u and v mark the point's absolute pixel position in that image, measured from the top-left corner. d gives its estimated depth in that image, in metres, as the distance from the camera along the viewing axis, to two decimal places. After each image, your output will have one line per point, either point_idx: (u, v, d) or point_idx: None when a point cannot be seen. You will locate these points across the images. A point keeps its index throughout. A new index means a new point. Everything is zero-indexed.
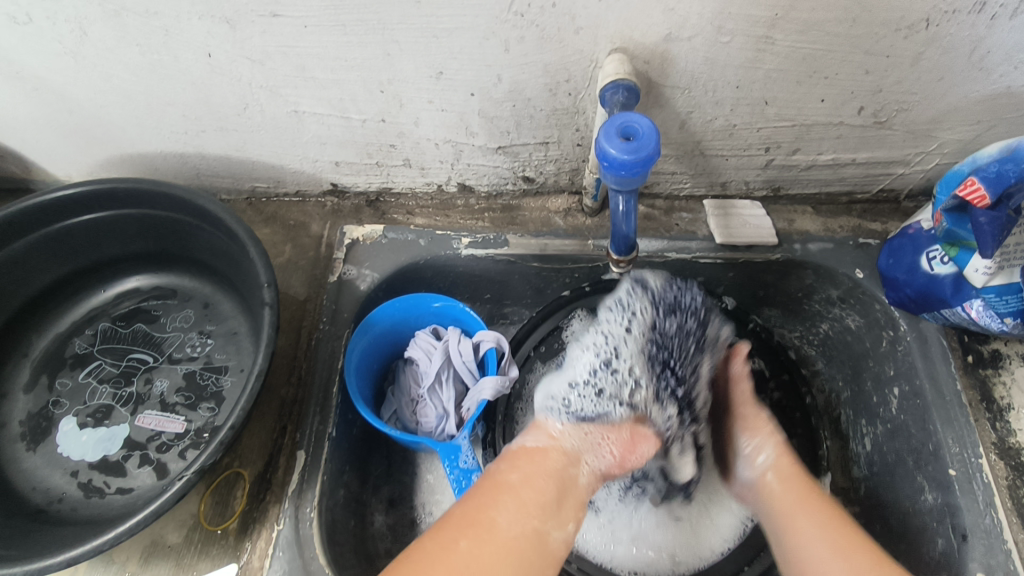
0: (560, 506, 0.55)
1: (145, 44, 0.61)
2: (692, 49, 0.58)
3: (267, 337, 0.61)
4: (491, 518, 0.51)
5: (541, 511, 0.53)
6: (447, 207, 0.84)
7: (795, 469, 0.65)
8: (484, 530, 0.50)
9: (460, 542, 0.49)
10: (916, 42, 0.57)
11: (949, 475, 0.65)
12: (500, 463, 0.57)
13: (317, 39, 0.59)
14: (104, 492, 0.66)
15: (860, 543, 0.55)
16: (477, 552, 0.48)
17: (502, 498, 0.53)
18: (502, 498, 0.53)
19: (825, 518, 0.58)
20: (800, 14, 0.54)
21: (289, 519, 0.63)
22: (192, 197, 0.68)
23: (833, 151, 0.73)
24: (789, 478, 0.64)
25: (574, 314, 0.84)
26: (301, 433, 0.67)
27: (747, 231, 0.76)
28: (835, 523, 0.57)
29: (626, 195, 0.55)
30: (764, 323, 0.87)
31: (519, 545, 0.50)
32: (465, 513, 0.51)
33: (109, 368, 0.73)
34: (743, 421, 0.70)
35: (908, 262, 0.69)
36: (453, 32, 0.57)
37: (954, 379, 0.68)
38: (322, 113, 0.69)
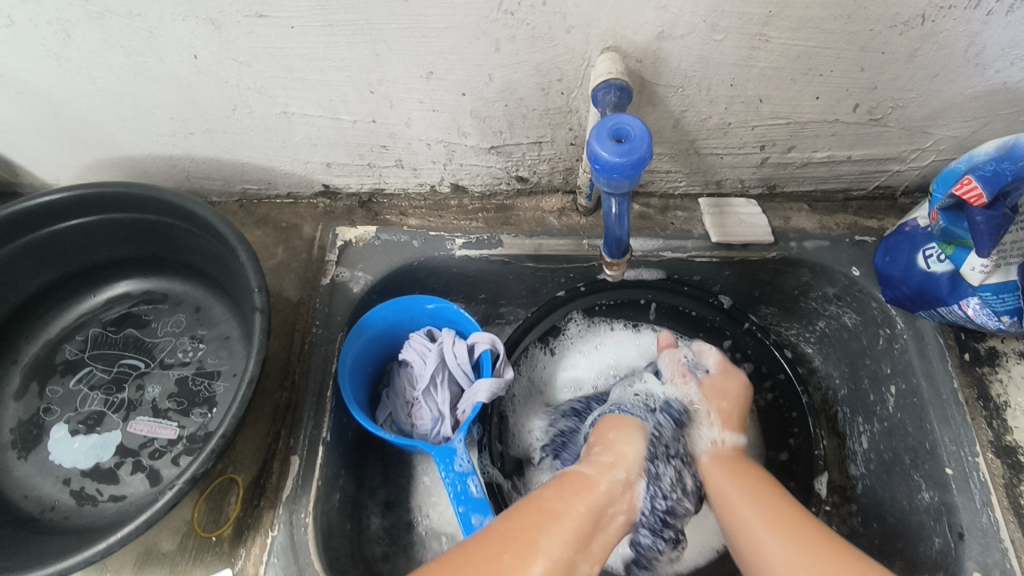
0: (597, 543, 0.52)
1: (130, 46, 0.60)
2: (685, 47, 0.57)
3: (259, 342, 0.61)
4: (534, 543, 0.49)
5: (579, 544, 0.51)
6: (440, 207, 0.83)
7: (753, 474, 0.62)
8: (526, 550, 0.48)
9: (504, 555, 0.47)
10: (911, 38, 0.56)
11: (947, 474, 0.65)
12: (547, 488, 0.55)
13: (305, 40, 0.58)
14: (97, 500, 0.65)
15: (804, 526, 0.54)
16: (519, 571, 0.47)
17: (547, 524, 0.51)
18: (547, 524, 0.51)
19: (797, 530, 0.54)
20: (795, 11, 0.53)
21: (283, 525, 0.63)
22: (181, 201, 0.67)
23: (828, 148, 0.72)
24: (741, 478, 0.61)
25: (571, 317, 0.84)
26: (295, 438, 0.67)
27: (743, 230, 0.76)
28: (802, 533, 0.53)
29: (619, 198, 0.54)
30: (761, 321, 0.88)
31: (553, 573, 0.48)
32: (510, 529, 0.50)
33: (99, 374, 0.73)
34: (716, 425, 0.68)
35: (905, 260, 0.69)
36: (443, 32, 0.56)
37: (951, 377, 0.68)
38: (311, 115, 0.68)
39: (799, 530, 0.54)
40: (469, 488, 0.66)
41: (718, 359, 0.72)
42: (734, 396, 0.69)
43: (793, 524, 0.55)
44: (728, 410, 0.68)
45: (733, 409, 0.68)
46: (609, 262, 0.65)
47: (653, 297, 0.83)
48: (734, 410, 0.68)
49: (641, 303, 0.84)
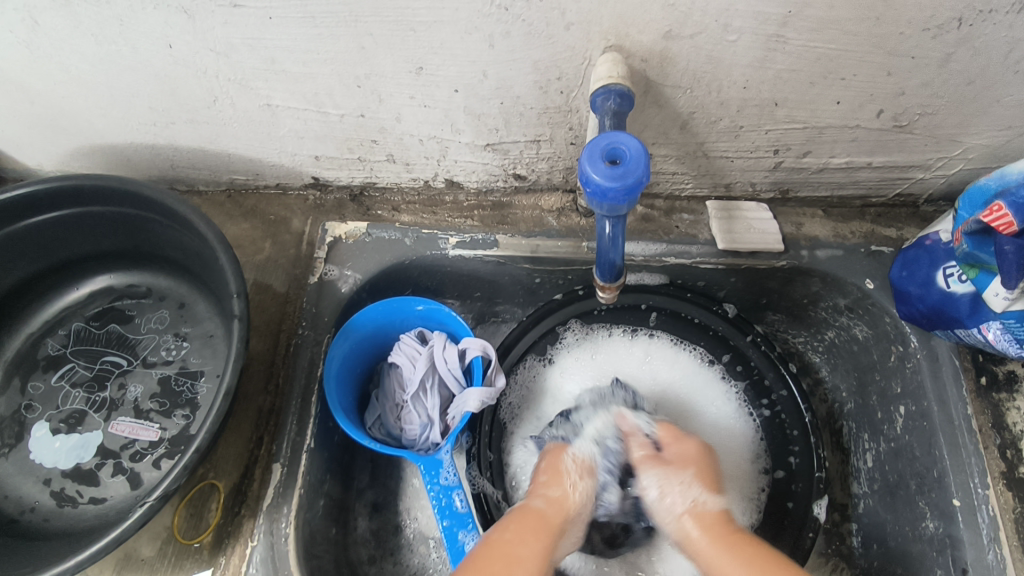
0: (552, 574, 0.54)
1: (100, 34, 0.56)
2: (694, 47, 0.52)
3: (236, 350, 0.58)
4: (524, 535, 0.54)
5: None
6: (434, 203, 0.79)
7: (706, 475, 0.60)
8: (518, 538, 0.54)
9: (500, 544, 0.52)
10: (946, 42, 0.51)
11: (953, 504, 0.62)
12: (505, 526, 0.55)
13: (284, 31, 0.54)
14: (77, 502, 0.64)
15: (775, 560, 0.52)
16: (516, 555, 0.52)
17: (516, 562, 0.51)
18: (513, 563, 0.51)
19: (748, 555, 0.53)
20: (816, 11, 0.48)
21: (263, 536, 0.62)
22: (159, 197, 0.64)
23: (847, 154, 0.67)
24: (713, 523, 0.57)
25: (568, 325, 0.80)
26: (276, 444, 0.65)
27: (752, 236, 0.72)
28: (752, 557, 0.53)
29: (613, 220, 0.51)
30: (769, 327, 0.84)
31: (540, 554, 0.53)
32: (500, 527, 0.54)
33: (81, 372, 0.71)
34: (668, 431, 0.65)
35: (923, 276, 0.64)
36: (431, 26, 0.52)
37: (965, 403, 0.65)
38: (296, 108, 0.64)
39: (754, 556, 0.53)
40: (454, 503, 0.65)
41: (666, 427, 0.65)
42: (694, 457, 0.62)
43: (746, 552, 0.53)
44: (694, 466, 0.61)
45: (705, 465, 0.61)
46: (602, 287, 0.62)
47: (655, 302, 0.79)
48: (702, 465, 0.61)
49: (642, 308, 0.80)
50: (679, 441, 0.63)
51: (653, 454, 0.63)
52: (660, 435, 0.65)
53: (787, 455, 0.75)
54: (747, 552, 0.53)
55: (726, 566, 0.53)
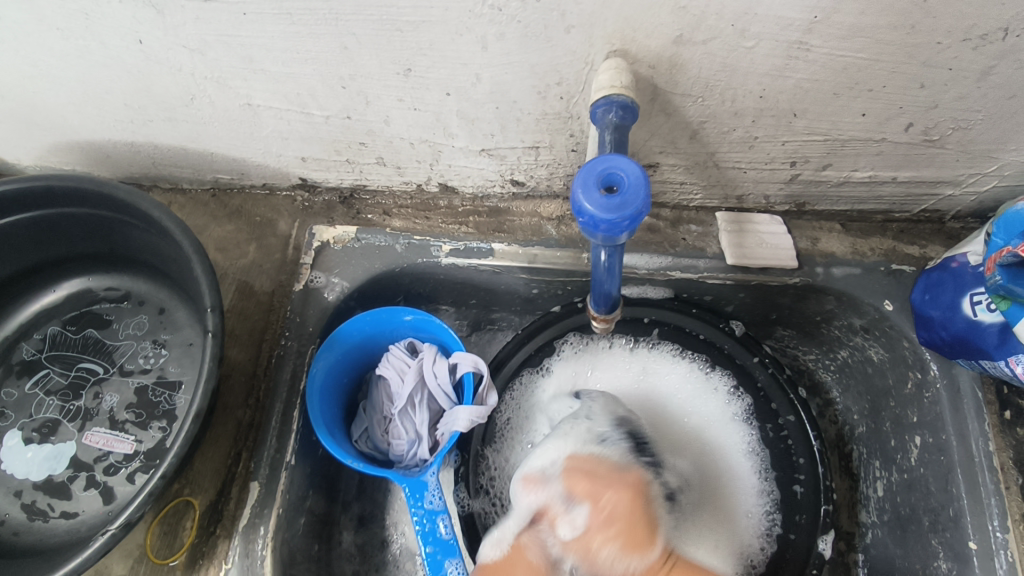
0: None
1: (65, 28, 0.52)
2: (707, 54, 0.48)
3: (209, 370, 0.55)
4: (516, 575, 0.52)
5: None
6: (427, 208, 0.75)
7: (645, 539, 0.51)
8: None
9: None
10: (987, 54, 0.47)
11: (969, 547, 0.59)
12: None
13: (260, 28, 0.50)
14: (48, 516, 0.62)
15: None
16: None
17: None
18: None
19: None
20: (845, 17, 0.44)
21: (237, 558, 0.59)
22: (132, 200, 0.60)
23: (870, 168, 0.63)
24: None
25: (565, 339, 0.76)
26: (254, 462, 0.62)
27: (763, 251, 0.67)
28: None
29: (611, 250, 0.50)
30: (777, 342, 0.78)
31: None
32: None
33: (57, 379, 0.68)
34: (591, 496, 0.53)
35: (948, 301, 0.60)
36: (419, 26, 0.48)
37: (987, 438, 0.60)
38: (279, 108, 0.60)
39: None
40: (438, 529, 0.63)
41: (582, 476, 0.55)
42: (623, 513, 0.52)
43: None
44: (623, 530, 0.51)
45: (631, 522, 0.51)
46: (597, 318, 0.61)
47: (656, 318, 0.75)
48: (632, 517, 0.52)
49: (644, 321, 0.75)
50: (615, 517, 0.52)
51: (591, 490, 0.54)
52: (576, 492, 0.54)
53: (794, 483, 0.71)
54: None
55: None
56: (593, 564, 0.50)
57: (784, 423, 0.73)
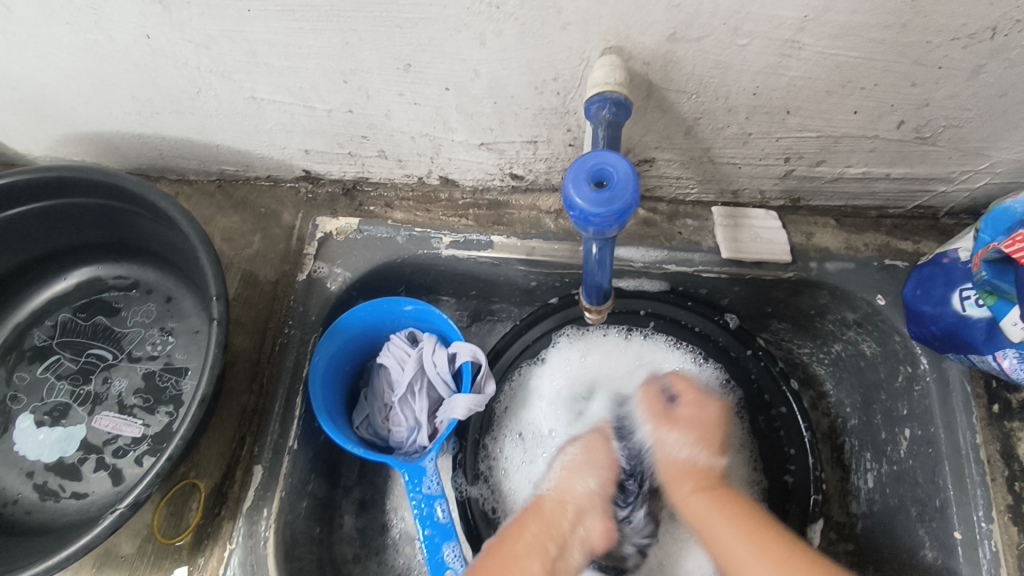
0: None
1: (74, 22, 0.54)
2: (701, 51, 0.49)
3: (214, 357, 0.57)
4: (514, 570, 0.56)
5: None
6: (428, 200, 0.76)
7: (701, 466, 0.63)
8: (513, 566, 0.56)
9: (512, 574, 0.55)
10: (977, 52, 0.48)
11: (954, 537, 0.60)
12: (510, 529, 0.60)
13: (265, 24, 0.51)
14: (59, 496, 0.64)
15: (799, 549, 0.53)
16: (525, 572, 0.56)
17: (514, 561, 0.56)
18: (513, 567, 0.56)
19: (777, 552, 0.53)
20: (835, 16, 0.45)
21: (242, 538, 0.61)
22: (140, 191, 0.62)
23: (864, 164, 0.64)
24: (700, 477, 0.62)
25: (562, 330, 0.77)
26: (258, 446, 0.64)
27: (758, 246, 0.68)
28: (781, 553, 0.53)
29: (601, 243, 0.51)
30: (773, 336, 0.79)
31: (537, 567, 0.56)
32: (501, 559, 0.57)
33: (66, 364, 0.70)
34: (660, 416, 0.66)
35: (938, 296, 0.61)
36: (419, 23, 0.49)
37: (974, 431, 0.61)
38: (282, 101, 0.62)
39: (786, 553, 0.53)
40: (435, 513, 0.65)
41: (690, 389, 0.67)
42: (710, 420, 0.66)
43: (753, 525, 0.56)
44: (704, 431, 0.64)
45: (709, 428, 0.65)
46: (589, 309, 0.62)
47: (653, 310, 0.76)
48: (711, 425, 0.65)
49: (641, 314, 0.76)
50: (701, 415, 0.65)
51: (665, 411, 0.66)
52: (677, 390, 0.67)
53: (784, 473, 0.73)
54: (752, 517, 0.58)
55: (712, 520, 0.58)
56: (665, 446, 0.64)
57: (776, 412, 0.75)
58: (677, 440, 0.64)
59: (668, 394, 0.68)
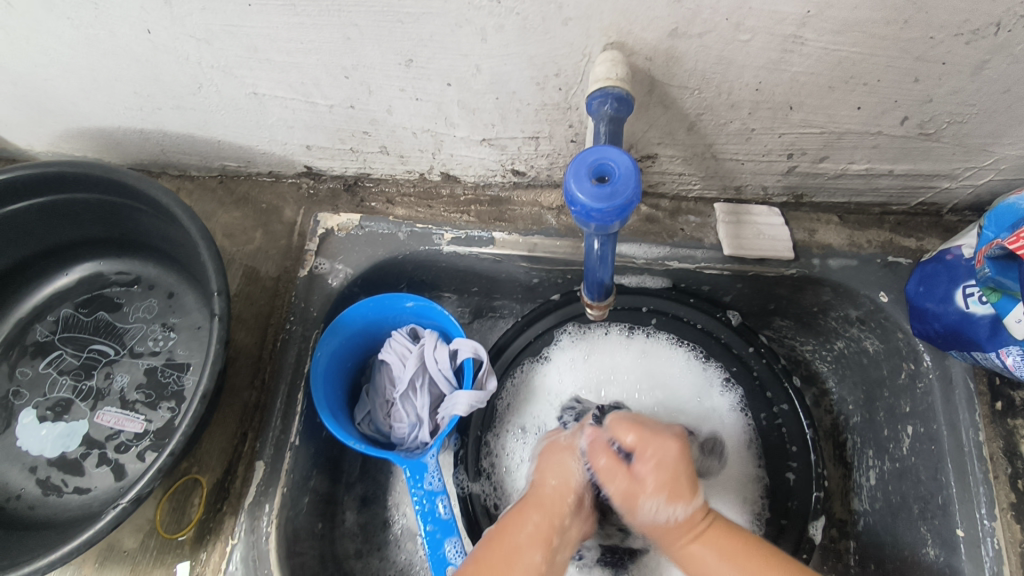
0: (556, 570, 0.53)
1: (75, 17, 0.54)
2: (703, 47, 0.49)
3: (215, 353, 0.57)
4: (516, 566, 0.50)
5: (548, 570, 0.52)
6: (430, 196, 0.76)
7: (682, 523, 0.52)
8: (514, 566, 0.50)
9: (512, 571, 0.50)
10: (981, 48, 0.48)
11: (957, 534, 0.60)
12: (509, 517, 0.55)
13: (265, 19, 0.51)
14: (62, 491, 0.64)
15: None
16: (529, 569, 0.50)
17: (518, 553, 0.51)
18: (517, 561, 0.51)
19: None
20: (838, 12, 0.45)
21: (244, 534, 0.61)
22: (141, 186, 0.62)
23: (867, 161, 0.63)
24: (693, 522, 0.53)
25: (563, 328, 0.77)
26: (261, 442, 0.64)
27: (760, 242, 0.68)
28: None
29: (603, 239, 0.51)
30: (775, 333, 0.79)
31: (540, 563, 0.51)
32: (495, 559, 0.51)
33: (69, 359, 0.70)
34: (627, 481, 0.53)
35: (941, 293, 0.61)
36: (420, 18, 0.49)
37: (977, 428, 0.61)
38: (283, 97, 0.62)
39: None
40: (437, 509, 0.65)
41: (633, 434, 0.54)
42: (676, 465, 0.53)
43: (762, 569, 0.49)
44: (669, 486, 0.52)
45: (677, 475, 0.52)
46: (591, 305, 0.62)
47: (655, 307, 0.76)
48: (678, 477, 0.52)
49: (643, 310, 0.76)
50: (664, 466, 0.52)
51: (621, 465, 0.54)
52: (627, 442, 0.55)
53: (787, 471, 0.73)
54: (763, 569, 0.49)
55: (715, 573, 0.51)
56: (639, 512, 0.53)
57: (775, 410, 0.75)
58: (654, 506, 0.52)
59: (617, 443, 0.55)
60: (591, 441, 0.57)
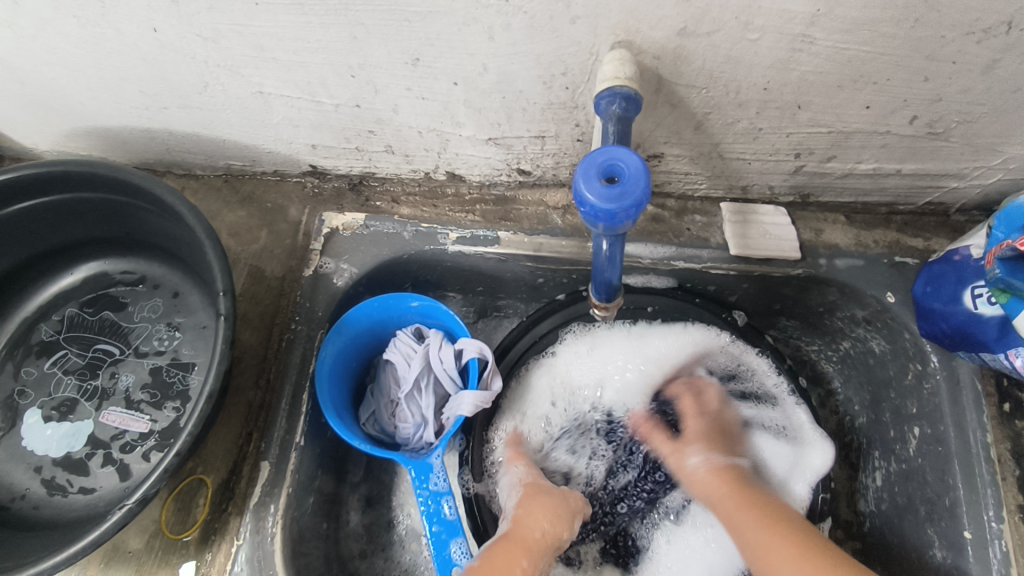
0: None
1: (82, 16, 0.54)
2: (711, 46, 0.49)
3: (221, 353, 0.56)
4: None
5: None
6: (435, 195, 0.76)
7: (720, 482, 0.66)
8: None
9: None
10: (992, 47, 0.47)
11: (964, 536, 0.60)
12: (493, 562, 0.57)
13: (273, 18, 0.51)
14: (67, 491, 0.64)
15: (826, 547, 0.56)
16: None
17: None
18: None
19: (810, 543, 0.57)
20: (848, 10, 0.45)
21: (249, 534, 0.61)
22: (147, 185, 0.61)
23: (875, 160, 0.63)
24: (728, 481, 0.66)
25: (568, 328, 0.76)
26: (266, 442, 0.64)
27: (767, 242, 0.68)
28: (810, 544, 0.57)
29: (611, 240, 0.51)
30: (781, 333, 0.79)
31: None
32: None
33: (74, 359, 0.70)
34: (670, 446, 0.71)
35: (950, 294, 0.60)
36: (427, 17, 0.48)
37: (984, 430, 0.61)
38: (289, 96, 0.61)
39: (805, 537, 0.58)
40: (443, 510, 0.65)
41: (688, 400, 0.73)
42: (715, 428, 0.71)
43: (780, 516, 0.61)
44: (707, 437, 0.70)
45: (714, 435, 0.70)
46: (597, 305, 0.62)
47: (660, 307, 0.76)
48: (713, 431, 0.71)
49: (647, 309, 0.75)
50: (695, 417, 0.72)
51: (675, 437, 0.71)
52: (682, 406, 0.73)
53: (799, 473, 0.71)
54: (781, 534, 0.59)
55: (743, 525, 0.61)
56: (688, 466, 0.69)
57: (783, 409, 0.74)
58: (700, 460, 0.68)
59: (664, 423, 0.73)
60: (636, 429, 0.73)
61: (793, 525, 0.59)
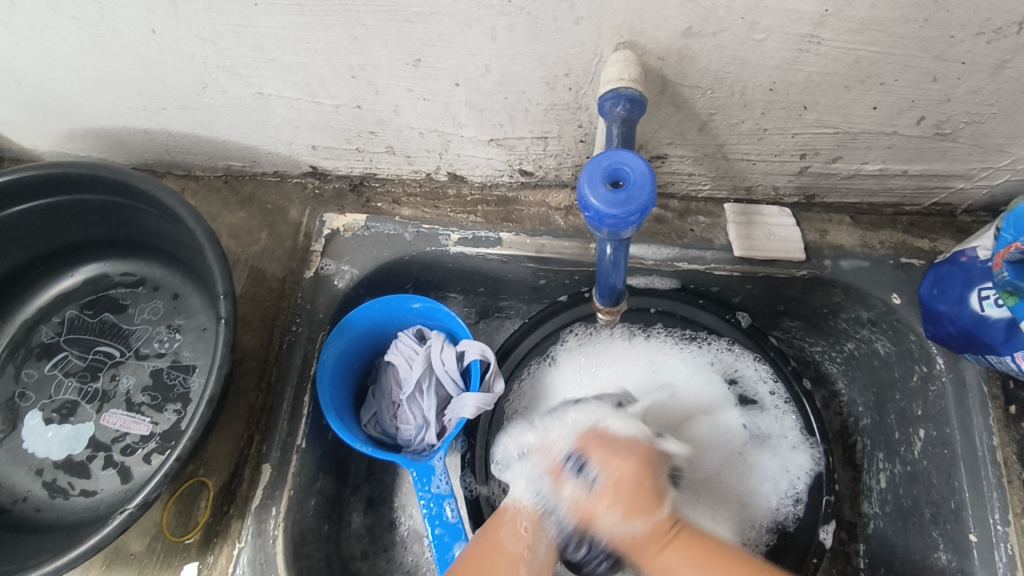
0: None
1: (79, 17, 0.53)
2: (717, 46, 0.48)
3: (222, 356, 0.56)
4: None
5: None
6: (437, 196, 0.75)
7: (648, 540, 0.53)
8: None
9: None
10: (1002, 47, 0.47)
11: (969, 540, 0.59)
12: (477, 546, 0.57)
13: (271, 19, 0.50)
14: (68, 494, 0.64)
15: None
16: None
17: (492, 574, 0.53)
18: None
19: None
20: (857, 10, 0.44)
21: (250, 537, 0.60)
22: (146, 187, 0.61)
23: (881, 161, 0.62)
24: (659, 533, 0.53)
25: (568, 330, 0.76)
26: (267, 445, 0.64)
27: (771, 244, 0.67)
28: None
29: (615, 244, 0.50)
30: (784, 334, 0.78)
31: None
32: None
33: (74, 361, 0.70)
34: (582, 514, 0.56)
35: (956, 296, 0.60)
36: (429, 17, 0.48)
37: (991, 433, 0.60)
38: (289, 97, 0.61)
39: None
40: (445, 513, 0.65)
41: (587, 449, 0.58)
42: (632, 483, 0.55)
43: (703, 556, 0.51)
44: (626, 500, 0.54)
45: (636, 497, 0.54)
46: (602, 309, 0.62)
47: (663, 308, 0.76)
48: (641, 480, 0.55)
49: (650, 312, 0.75)
50: (618, 479, 0.55)
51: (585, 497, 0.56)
52: (581, 454, 0.58)
53: (786, 477, 0.72)
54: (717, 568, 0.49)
55: None
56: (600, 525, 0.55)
57: (778, 410, 0.75)
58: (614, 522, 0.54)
59: (578, 466, 0.57)
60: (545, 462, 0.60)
61: (728, 560, 0.50)
